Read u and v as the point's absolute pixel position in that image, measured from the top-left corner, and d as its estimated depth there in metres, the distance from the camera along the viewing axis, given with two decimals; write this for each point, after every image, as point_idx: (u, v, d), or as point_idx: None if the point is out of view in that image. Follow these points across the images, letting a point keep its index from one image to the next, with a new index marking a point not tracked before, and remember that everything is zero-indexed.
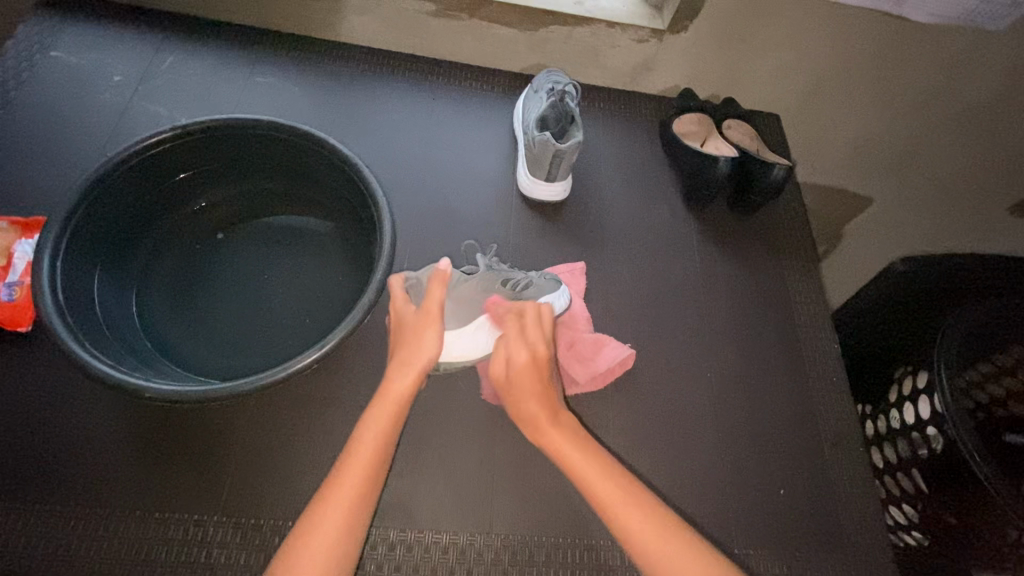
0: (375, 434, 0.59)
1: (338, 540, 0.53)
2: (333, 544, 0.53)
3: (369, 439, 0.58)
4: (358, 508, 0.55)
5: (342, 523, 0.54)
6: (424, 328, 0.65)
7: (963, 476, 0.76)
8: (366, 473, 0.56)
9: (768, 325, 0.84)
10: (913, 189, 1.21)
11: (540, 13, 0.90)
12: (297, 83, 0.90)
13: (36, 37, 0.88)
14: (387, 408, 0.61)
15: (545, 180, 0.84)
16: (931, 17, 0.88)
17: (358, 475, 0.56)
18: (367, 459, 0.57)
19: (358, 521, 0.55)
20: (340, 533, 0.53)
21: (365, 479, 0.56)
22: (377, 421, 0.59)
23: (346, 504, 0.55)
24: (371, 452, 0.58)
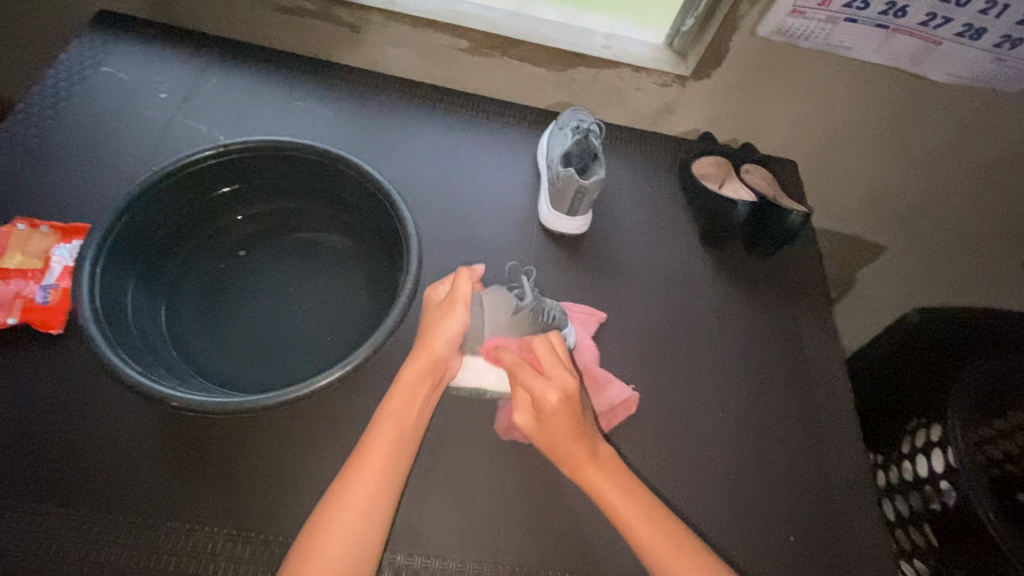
0: (393, 416, 0.62)
1: (363, 518, 0.56)
2: (357, 521, 0.56)
3: (390, 420, 0.62)
4: (383, 487, 0.58)
5: (370, 497, 0.57)
6: (446, 313, 0.69)
7: (977, 535, 0.76)
8: (388, 452, 0.60)
9: (782, 369, 0.84)
10: (927, 240, 1.23)
11: (569, 55, 0.94)
12: (333, 108, 0.94)
13: (89, 52, 0.92)
14: (404, 391, 0.64)
15: (567, 214, 0.87)
16: (948, 77, 0.91)
17: (381, 453, 0.60)
18: (386, 442, 0.61)
19: (385, 497, 0.58)
20: (368, 508, 0.57)
21: (387, 459, 0.60)
22: (396, 406, 0.63)
23: (370, 479, 0.58)
24: (391, 435, 0.61)
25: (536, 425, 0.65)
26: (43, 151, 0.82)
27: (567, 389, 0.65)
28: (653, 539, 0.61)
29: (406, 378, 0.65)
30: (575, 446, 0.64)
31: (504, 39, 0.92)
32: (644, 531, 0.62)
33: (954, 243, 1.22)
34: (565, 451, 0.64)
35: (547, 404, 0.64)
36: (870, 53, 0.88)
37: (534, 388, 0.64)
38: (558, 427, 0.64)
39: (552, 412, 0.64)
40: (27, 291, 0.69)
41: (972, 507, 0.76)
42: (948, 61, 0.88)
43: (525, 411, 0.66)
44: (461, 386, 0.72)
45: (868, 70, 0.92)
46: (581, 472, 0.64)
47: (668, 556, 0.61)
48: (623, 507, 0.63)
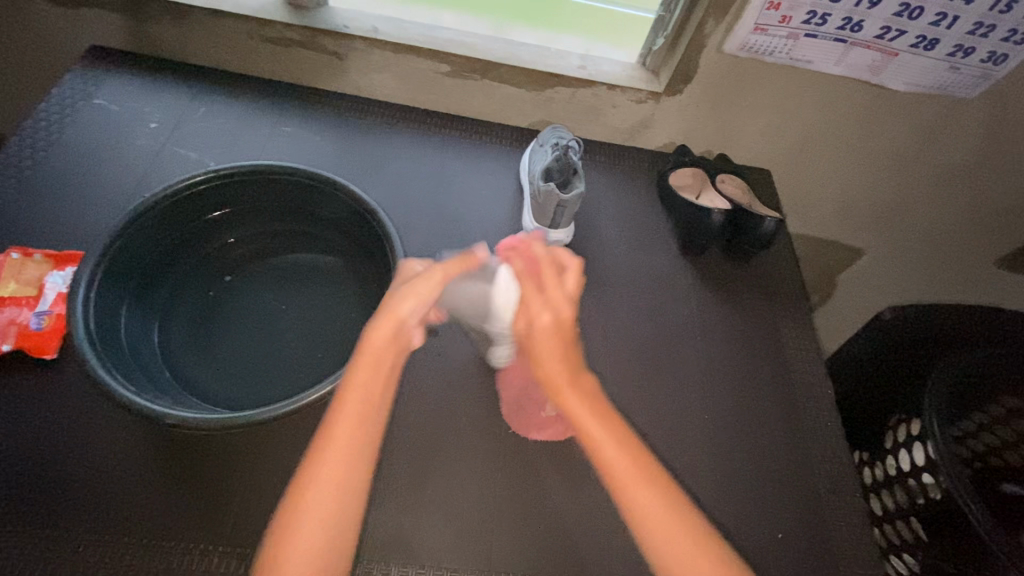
0: (356, 394, 0.57)
1: (335, 506, 0.54)
2: (329, 509, 0.53)
3: (354, 395, 0.57)
4: (351, 471, 0.55)
5: (339, 484, 0.54)
6: (417, 283, 0.61)
7: (960, 527, 0.78)
8: (353, 434, 0.56)
9: (764, 370, 0.87)
10: (902, 241, 1.27)
11: (546, 76, 0.98)
12: (320, 132, 0.97)
13: (81, 85, 0.95)
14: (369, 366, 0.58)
15: (549, 227, 0.89)
16: (908, 86, 0.96)
17: (344, 436, 0.56)
18: (351, 421, 0.56)
19: (359, 482, 0.55)
20: (335, 509, 0.54)
21: (353, 440, 0.56)
22: (362, 380, 0.58)
23: (335, 484, 0.54)
24: (356, 413, 0.57)
25: (524, 330, 0.64)
26: (37, 181, 0.84)
27: (561, 314, 0.62)
28: (623, 468, 0.57)
29: (371, 346, 0.59)
30: (558, 366, 0.60)
31: (483, 62, 0.96)
32: (612, 452, 0.57)
33: (927, 243, 1.26)
34: (549, 368, 0.60)
35: (541, 319, 0.62)
36: (832, 66, 0.93)
37: (531, 304, 0.63)
38: (548, 345, 0.61)
39: (541, 328, 0.62)
40: (21, 317, 0.71)
41: (954, 499, 0.78)
42: (906, 71, 0.93)
43: (521, 320, 0.64)
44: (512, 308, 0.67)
45: (831, 82, 0.96)
46: (562, 396, 0.60)
47: (634, 488, 0.56)
48: (597, 428, 0.58)
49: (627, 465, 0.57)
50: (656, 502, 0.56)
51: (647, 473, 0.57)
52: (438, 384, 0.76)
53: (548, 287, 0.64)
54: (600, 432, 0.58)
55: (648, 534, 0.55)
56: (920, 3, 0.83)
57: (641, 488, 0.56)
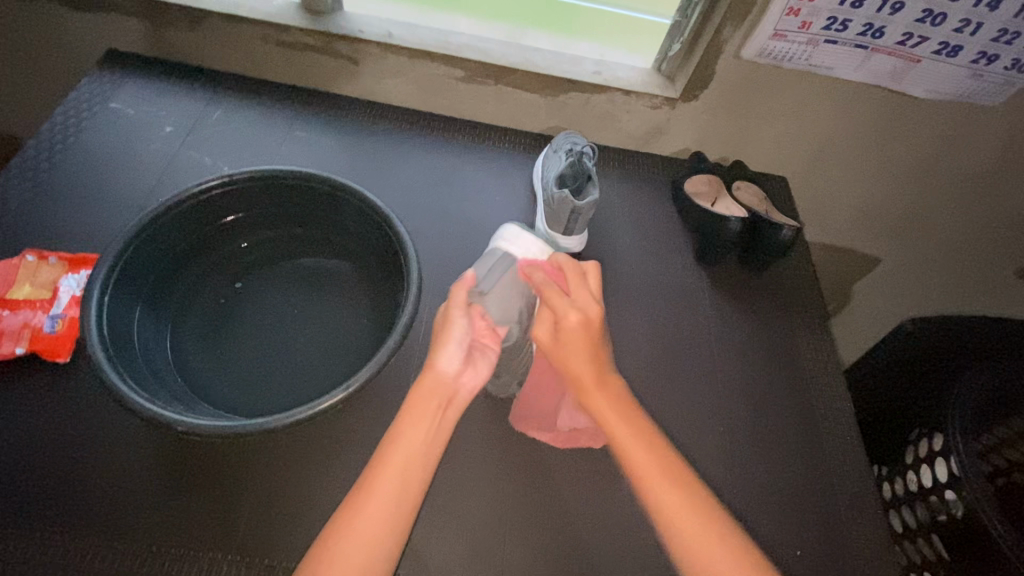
0: (402, 443, 0.60)
1: (366, 550, 0.55)
2: (363, 553, 0.55)
3: (401, 444, 0.60)
4: (390, 521, 0.56)
5: (377, 530, 0.56)
6: (448, 325, 0.67)
7: (984, 546, 0.75)
8: (394, 483, 0.58)
9: (781, 382, 0.85)
10: (920, 250, 1.25)
11: (560, 82, 0.97)
12: (333, 137, 0.97)
13: (98, 89, 0.96)
14: (417, 415, 0.62)
15: (563, 234, 0.89)
16: (929, 93, 0.94)
17: (387, 482, 0.58)
18: (394, 469, 0.59)
19: (394, 530, 0.57)
20: (370, 547, 0.55)
21: (394, 489, 0.58)
22: (408, 428, 0.61)
23: (375, 521, 0.56)
24: (400, 461, 0.59)
25: (551, 340, 0.68)
26: (53, 184, 0.85)
27: (588, 314, 0.67)
28: (648, 469, 0.62)
29: (418, 398, 0.63)
30: (586, 369, 0.66)
31: (497, 68, 0.96)
32: (636, 450, 0.62)
33: (946, 253, 1.24)
34: (577, 368, 0.66)
35: (569, 322, 0.66)
36: (852, 72, 0.91)
37: (555, 305, 0.67)
38: (576, 345, 0.66)
39: (569, 330, 0.66)
40: (35, 321, 0.71)
41: (977, 517, 0.76)
42: (927, 78, 0.91)
43: (543, 325, 0.68)
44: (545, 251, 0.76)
45: (850, 89, 0.95)
46: (588, 396, 0.66)
47: (657, 481, 0.61)
48: (620, 430, 0.64)
49: (655, 467, 0.62)
50: (679, 499, 0.60)
51: (668, 465, 0.62)
52: None
53: (573, 289, 0.69)
54: (629, 437, 0.63)
55: (675, 523, 0.59)
56: (944, 10, 0.81)
57: (663, 483, 0.61)
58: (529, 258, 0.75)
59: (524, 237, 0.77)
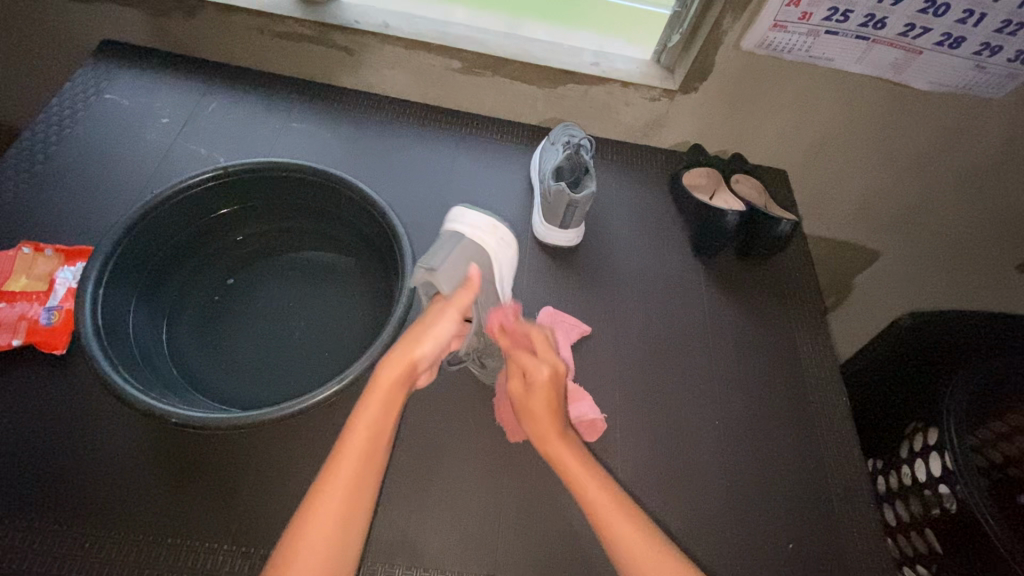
0: (363, 430, 0.57)
1: (330, 544, 0.53)
2: (328, 547, 0.53)
3: (361, 432, 0.57)
4: (349, 518, 0.55)
5: (334, 531, 0.54)
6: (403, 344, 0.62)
7: (976, 538, 0.76)
8: (357, 472, 0.56)
9: (777, 376, 0.85)
10: (920, 244, 1.24)
11: (558, 73, 0.96)
12: (330, 128, 0.97)
13: (93, 80, 0.95)
14: (378, 400, 0.58)
15: (559, 227, 0.88)
16: (931, 85, 0.93)
17: (350, 470, 0.56)
18: (357, 457, 0.56)
19: (355, 522, 0.55)
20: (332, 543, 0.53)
21: (357, 477, 0.56)
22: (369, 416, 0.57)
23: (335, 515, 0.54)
24: (361, 448, 0.57)
25: (522, 392, 0.65)
26: (48, 176, 0.85)
27: (557, 369, 0.64)
28: (603, 502, 0.61)
29: (379, 386, 0.57)
30: (547, 420, 0.64)
31: (494, 59, 0.95)
32: (591, 490, 0.61)
33: (946, 247, 1.23)
34: (540, 421, 0.64)
35: (537, 377, 0.63)
36: (853, 64, 0.90)
37: (523, 363, 0.64)
38: (535, 398, 0.64)
39: (540, 385, 0.63)
40: (31, 313, 0.71)
41: (970, 510, 0.76)
42: (930, 69, 0.90)
43: (517, 381, 0.66)
44: (498, 229, 0.69)
45: (852, 80, 0.94)
46: (546, 442, 0.64)
47: (611, 517, 0.60)
48: (586, 482, 0.62)
49: (605, 501, 0.61)
50: (633, 527, 0.60)
51: (617, 498, 0.62)
52: (443, 384, 0.76)
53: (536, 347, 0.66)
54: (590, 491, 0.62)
55: (631, 560, 0.58)
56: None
57: (621, 523, 0.60)
58: (480, 238, 0.67)
59: (471, 216, 0.68)
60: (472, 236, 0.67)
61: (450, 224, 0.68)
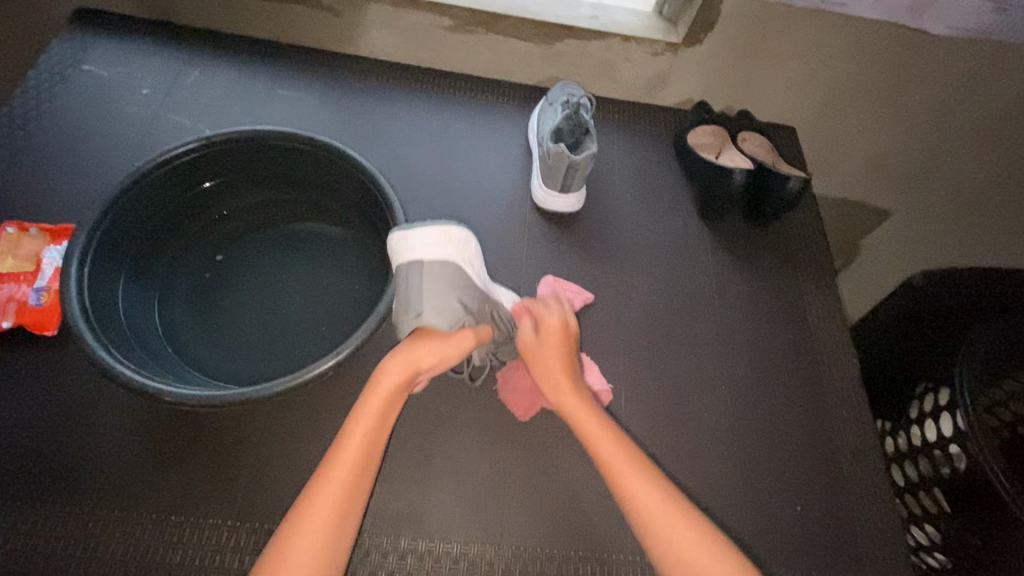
0: (362, 430, 0.58)
1: (327, 536, 0.54)
2: (321, 543, 0.54)
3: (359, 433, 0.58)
4: (341, 518, 0.55)
5: (326, 527, 0.54)
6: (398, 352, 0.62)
7: (986, 497, 0.75)
8: (352, 472, 0.57)
9: (785, 339, 0.83)
10: (932, 202, 1.20)
11: (555, 28, 0.91)
12: (317, 95, 0.93)
13: (69, 50, 0.91)
14: (377, 401, 0.60)
15: (559, 192, 0.85)
16: (950, 29, 0.88)
17: (345, 470, 0.56)
18: (353, 456, 0.57)
19: (349, 519, 0.56)
20: (324, 541, 0.54)
21: (352, 478, 0.57)
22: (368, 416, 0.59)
23: (326, 514, 0.54)
24: (358, 449, 0.58)
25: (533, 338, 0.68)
26: (28, 153, 0.81)
27: (567, 321, 0.71)
28: (617, 459, 0.61)
29: (378, 392, 0.60)
30: (560, 364, 0.67)
31: (487, 15, 0.90)
32: (608, 448, 0.61)
33: (959, 203, 1.19)
34: (551, 363, 0.66)
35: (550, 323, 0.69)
36: (867, 9, 0.85)
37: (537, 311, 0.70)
38: (548, 343, 0.68)
39: (551, 328, 0.69)
40: (19, 294, 0.69)
41: (981, 469, 0.75)
42: (949, 12, 0.85)
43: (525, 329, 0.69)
44: (451, 232, 0.66)
45: (866, 27, 0.88)
46: (559, 389, 0.65)
47: (637, 481, 0.59)
48: (609, 446, 0.61)
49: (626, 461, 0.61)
50: (648, 487, 0.59)
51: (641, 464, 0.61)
52: None
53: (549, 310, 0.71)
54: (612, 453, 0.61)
55: (643, 514, 0.58)
56: None
57: (641, 481, 0.59)
58: (434, 249, 0.65)
59: (418, 235, 0.65)
60: (431, 256, 0.65)
61: (399, 260, 0.66)
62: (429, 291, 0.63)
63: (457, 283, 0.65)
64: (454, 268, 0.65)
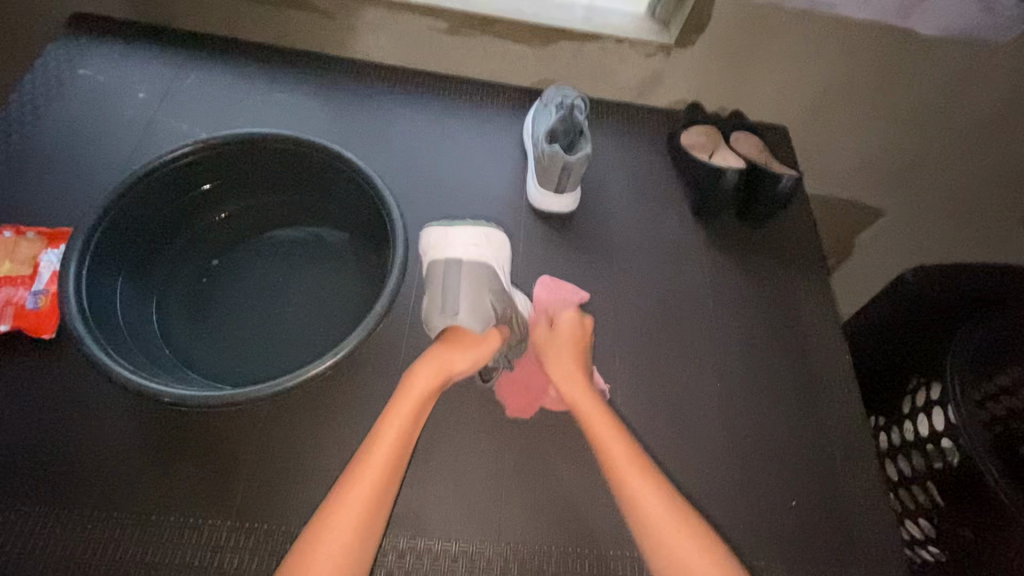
0: (396, 428, 0.61)
1: (357, 530, 0.56)
2: (349, 543, 0.55)
3: (390, 436, 0.61)
4: (371, 514, 0.57)
5: (356, 522, 0.56)
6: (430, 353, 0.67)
7: (978, 489, 0.76)
8: (386, 467, 0.59)
9: (779, 337, 0.84)
10: (922, 200, 1.22)
11: (549, 30, 0.92)
12: (313, 98, 0.93)
13: (65, 55, 0.91)
14: (407, 406, 0.63)
15: (554, 193, 0.86)
16: (939, 31, 0.89)
17: (380, 467, 0.59)
18: (386, 454, 0.60)
19: (379, 516, 0.57)
20: (353, 536, 0.55)
21: (384, 474, 0.59)
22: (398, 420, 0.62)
23: (355, 509, 0.56)
24: (389, 452, 0.60)
25: (547, 340, 0.74)
26: (25, 157, 0.82)
27: (580, 327, 0.75)
28: (620, 458, 0.63)
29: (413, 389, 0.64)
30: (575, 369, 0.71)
31: (482, 18, 0.91)
32: (614, 448, 0.64)
33: (950, 202, 1.21)
34: (563, 370, 0.71)
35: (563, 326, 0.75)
36: (857, 11, 0.86)
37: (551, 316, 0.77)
38: (564, 347, 0.73)
39: (563, 335, 0.74)
40: (17, 298, 0.69)
41: (973, 462, 0.76)
42: (937, 13, 0.86)
43: (541, 331, 0.75)
44: (493, 238, 0.76)
45: (855, 27, 0.90)
46: (573, 397, 0.69)
47: (637, 487, 0.62)
48: (617, 448, 0.64)
49: (631, 458, 0.63)
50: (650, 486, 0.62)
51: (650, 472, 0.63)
52: None
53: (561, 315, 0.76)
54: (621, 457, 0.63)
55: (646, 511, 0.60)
56: None
57: (636, 479, 0.62)
58: (472, 250, 0.73)
59: (454, 234, 0.74)
60: (466, 257, 0.72)
61: (435, 256, 0.73)
62: (463, 287, 0.70)
63: (488, 286, 0.71)
64: (487, 269, 0.72)
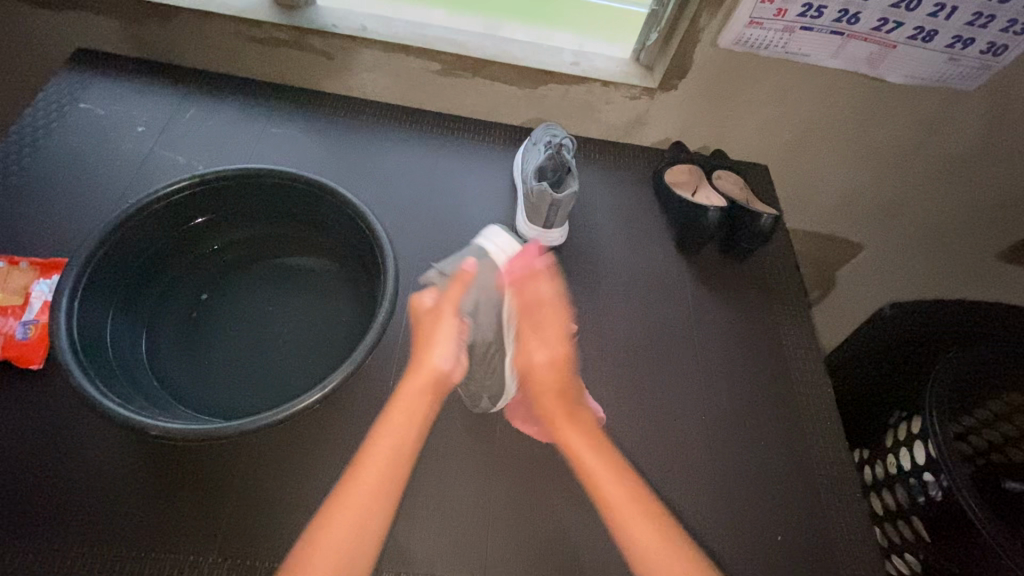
0: (390, 431, 0.65)
1: (351, 539, 0.57)
2: (348, 541, 0.57)
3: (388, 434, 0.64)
4: (364, 521, 0.58)
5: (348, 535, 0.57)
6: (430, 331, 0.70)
7: (960, 525, 0.77)
8: (379, 470, 0.61)
9: (762, 369, 0.86)
10: (899, 236, 1.26)
11: (539, 73, 0.96)
12: (310, 133, 0.96)
13: (67, 89, 0.94)
14: (401, 410, 0.66)
15: (543, 227, 0.88)
16: (906, 78, 0.94)
17: (374, 470, 0.61)
18: (380, 459, 0.62)
19: (374, 520, 0.59)
20: (346, 545, 0.57)
21: (377, 479, 0.61)
22: (395, 421, 0.65)
23: (352, 517, 0.58)
24: (386, 452, 0.63)
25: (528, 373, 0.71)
26: (22, 188, 0.83)
27: (557, 354, 0.72)
28: (615, 497, 0.64)
29: (404, 394, 0.68)
30: (558, 407, 0.70)
31: (475, 61, 0.95)
32: (606, 485, 0.65)
33: (926, 238, 1.25)
34: (547, 406, 0.70)
35: (541, 361, 0.71)
36: (828, 59, 0.91)
37: (528, 344, 0.71)
38: (547, 377, 0.71)
39: (541, 368, 0.71)
40: (6, 327, 0.69)
41: (954, 497, 0.77)
42: (904, 62, 0.91)
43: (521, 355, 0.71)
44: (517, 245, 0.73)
45: (828, 75, 0.95)
46: (558, 429, 0.69)
47: (631, 519, 0.63)
48: (604, 482, 0.66)
49: (620, 497, 0.64)
50: (649, 526, 0.62)
51: (648, 504, 0.65)
52: None
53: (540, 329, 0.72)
54: (612, 493, 0.65)
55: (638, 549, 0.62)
56: None
57: (636, 519, 0.63)
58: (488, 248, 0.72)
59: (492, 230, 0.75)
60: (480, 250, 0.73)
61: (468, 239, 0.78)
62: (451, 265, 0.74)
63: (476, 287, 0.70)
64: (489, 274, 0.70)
